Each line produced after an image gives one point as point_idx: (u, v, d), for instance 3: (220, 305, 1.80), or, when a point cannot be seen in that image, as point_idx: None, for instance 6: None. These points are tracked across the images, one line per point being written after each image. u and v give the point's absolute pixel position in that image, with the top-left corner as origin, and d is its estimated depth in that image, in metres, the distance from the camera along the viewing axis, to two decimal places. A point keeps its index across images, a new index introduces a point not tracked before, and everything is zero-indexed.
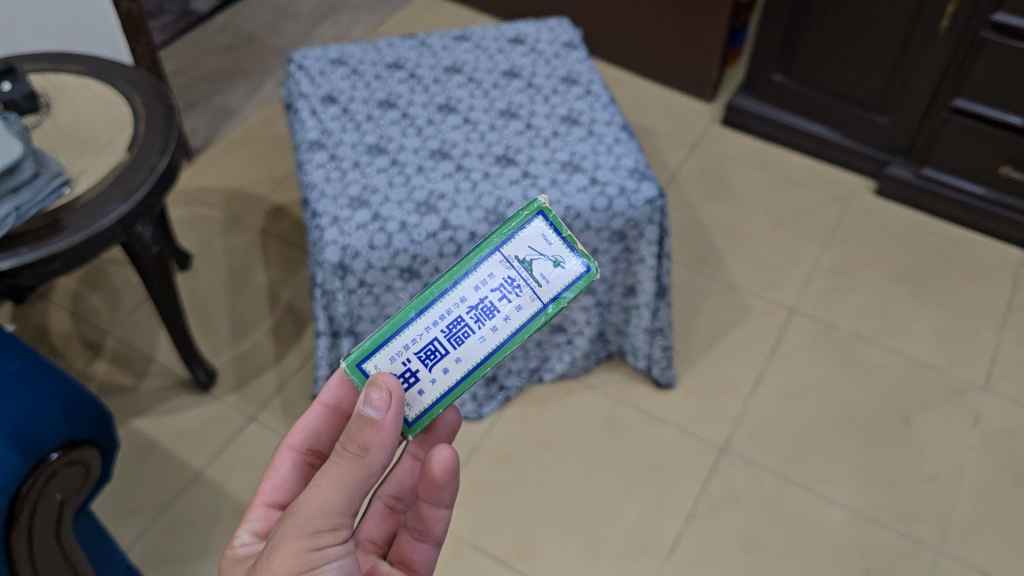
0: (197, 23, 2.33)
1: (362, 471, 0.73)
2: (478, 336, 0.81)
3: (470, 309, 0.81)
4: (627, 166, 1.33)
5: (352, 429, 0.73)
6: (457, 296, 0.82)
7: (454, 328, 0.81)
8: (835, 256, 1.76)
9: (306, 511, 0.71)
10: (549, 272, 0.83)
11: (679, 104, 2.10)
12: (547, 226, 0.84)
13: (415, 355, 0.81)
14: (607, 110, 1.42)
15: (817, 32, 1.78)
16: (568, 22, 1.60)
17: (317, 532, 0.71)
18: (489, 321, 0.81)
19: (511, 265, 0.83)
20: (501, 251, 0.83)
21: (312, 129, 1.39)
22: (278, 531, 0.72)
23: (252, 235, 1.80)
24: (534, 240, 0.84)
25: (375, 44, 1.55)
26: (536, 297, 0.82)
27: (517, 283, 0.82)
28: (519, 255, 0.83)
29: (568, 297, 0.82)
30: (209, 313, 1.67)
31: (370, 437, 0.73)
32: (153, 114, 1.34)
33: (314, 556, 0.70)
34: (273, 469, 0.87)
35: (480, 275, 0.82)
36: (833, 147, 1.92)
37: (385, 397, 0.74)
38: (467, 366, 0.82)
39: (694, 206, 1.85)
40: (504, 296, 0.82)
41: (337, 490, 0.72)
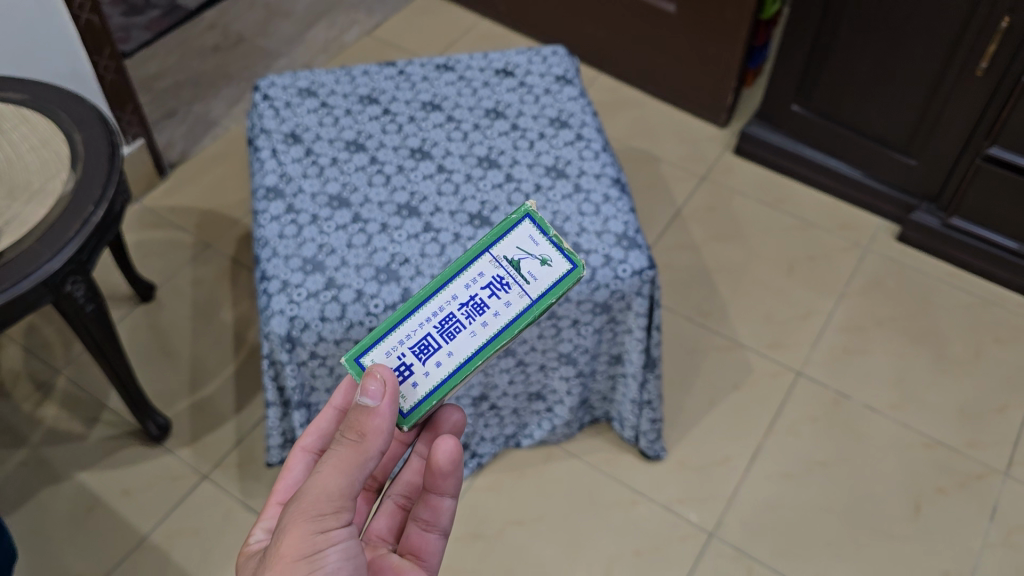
0: (184, 20, 2.20)
1: (362, 457, 0.76)
2: (468, 331, 0.87)
3: (461, 306, 0.87)
4: (614, 234, 1.19)
5: (351, 418, 0.78)
6: (448, 295, 0.88)
7: (446, 323, 0.87)
8: (848, 312, 1.62)
9: (309, 495, 0.74)
10: (536, 270, 0.89)
11: (690, 127, 1.95)
12: (533, 228, 0.91)
13: (410, 350, 0.86)
14: (598, 160, 1.28)
15: (841, 62, 1.62)
16: (563, 51, 1.46)
17: (320, 516, 0.74)
18: (480, 316, 0.87)
19: (499, 264, 0.89)
20: (491, 252, 0.90)
21: (271, 173, 1.26)
22: (285, 519, 0.75)
23: (222, 264, 1.69)
24: (521, 241, 0.90)
25: (349, 72, 1.41)
26: (524, 293, 0.88)
27: (505, 281, 0.88)
28: (508, 255, 0.90)
29: (555, 293, 0.88)
30: (169, 353, 1.56)
31: (368, 424, 0.77)
32: (92, 153, 1.21)
33: (318, 540, 0.73)
34: (286, 469, 0.89)
35: (470, 275, 0.88)
36: (854, 186, 1.77)
37: (380, 386, 0.78)
38: (458, 360, 0.86)
39: (698, 247, 1.72)
40: (493, 293, 0.88)
41: (337, 474, 0.75)
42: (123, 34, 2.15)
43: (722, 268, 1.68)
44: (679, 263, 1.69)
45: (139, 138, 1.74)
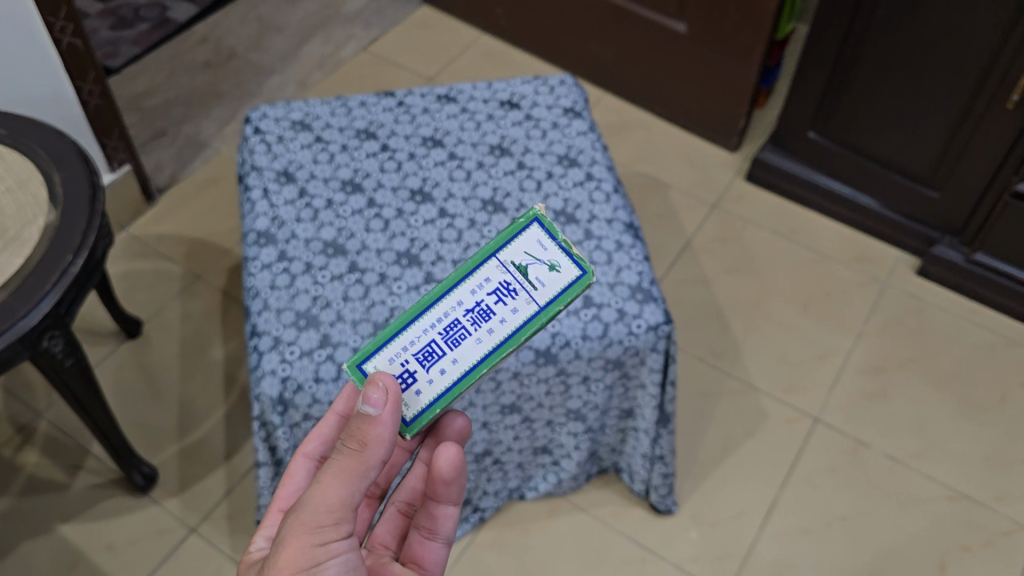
0: (174, 34, 2.12)
1: (363, 468, 0.73)
2: (474, 338, 0.81)
3: (467, 312, 0.82)
4: (627, 286, 1.12)
5: (353, 426, 0.74)
6: (454, 300, 0.82)
7: (451, 329, 0.81)
8: (867, 353, 1.55)
9: (310, 507, 0.72)
10: (544, 276, 0.82)
11: (700, 151, 1.88)
12: (542, 231, 0.83)
13: (413, 357, 0.81)
14: (610, 203, 1.20)
15: (861, 90, 1.55)
16: (571, 80, 1.38)
17: (320, 529, 0.71)
18: (486, 323, 0.81)
19: (507, 269, 0.82)
20: (498, 256, 0.83)
21: (262, 216, 1.18)
22: (284, 528, 0.73)
23: (212, 297, 1.61)
24: (530, 245, 0.83)
25: (346, 103, 1.33)
26: (532, 300, 0.81)
27: (512, 288, 0.82)
28: (516, 259, 0.83)
29: (564, 301, 0.81)
30: (156, 394, 1.49)
31: (369, 434, 0.74)
32: (72, 195, 1.13)
33: (318, 553, 0.71)
34: (289, 476, 0.88)
35: (476, 280, 0.82)
36: (872, 217, 1.70)
37: (382, 394, 0.74)
38: (462, 368, 0.80)
39: (710, 282, 1.65)
40: (500, 299, 0.82)
41: (338, 485, 0.72)
42: (110, 49, 2.07)
43: (736, 304, 1.62)
44: (690, 299, 1.62)
45: (125, 164, 1.66)
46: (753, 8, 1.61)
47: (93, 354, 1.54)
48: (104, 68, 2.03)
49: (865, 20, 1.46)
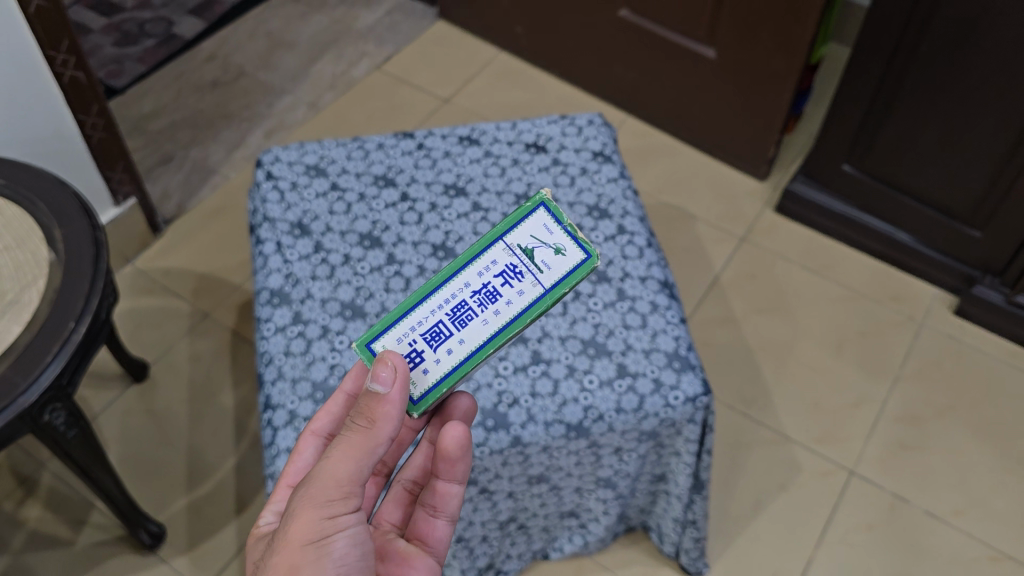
0: (181, 51, 2.05)
1: (372, 445, 0.71)
2: (481, 319, 0.80)
3: (474, 293, 0.81)
4: (664, 352, 1.05)
5: (361, 403, 0.73)
6: (461, 282, 0.82)
7: (459, 311, 0.81)
8: (903, 400, 1.49)
9: (318, 481, 0.70)
10: (550, 259, 0.82)
11: (726, 179, 1.81)
12: (549, 216, 0.84)
13: (421, 337, 0.80)
14: (643, 260, 1.14)
15: (901, 125, 1.48)
16: (600, 119, 1.31)
17: (329, 503, 0.70)
18: (492, 305, 0.81)
19: (513, 252, 0.83)
20: (504, 239, 0.83)
21: (275, 274, 1.12)
22: (293, 502, 0.72)
23: (223, 337, 1.56)
24: (536, 229, 0.83)
25: (362, 145, 1.26)
26: (537, 282, 0.81)
27: (518, 270, 0.82)
28: (523, 242, 0.83)
29: (569, 283, 0.81)
30: (164, 442, 1.43)
31: (378, 411, 0.72)
32: (75, 252, 1.07)
33: (327, 526, 0.69)
34: (297, 452, 0.85)
35: (483, 262, 0.82)
36: (907, 252, 1.63)
37: (391, 372, 0.72)
38: (469, 348, 0.79)
39: (739, 321, 1.59)
40: (506, 282, 0.81)
41: (347, 460, 0.71)
42: (115, 67, 2.01)
43: (767, 345, 1.56)
44: (718, 340, 1.56)
45: (131, 197, 1.61)
46: (788, 36, 1.54)
47: (99, 397, 1.48)
48: (109, 88, 1.96)
49: (908, 53, 1.39)
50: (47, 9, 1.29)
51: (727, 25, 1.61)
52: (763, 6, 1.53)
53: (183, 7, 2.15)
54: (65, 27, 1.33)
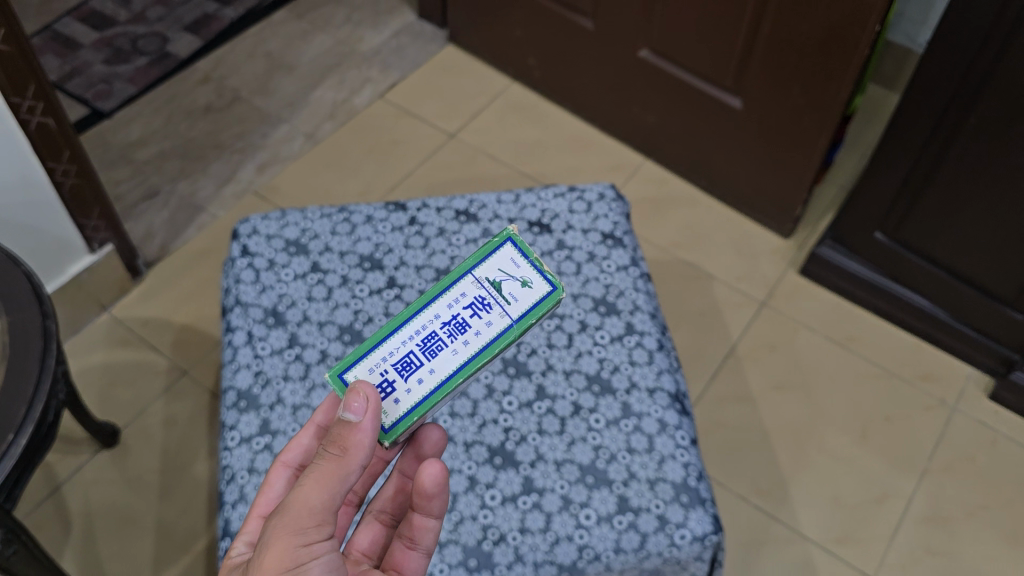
0: (174, 71, 1.94)
1: (345, 473, 0.67)
2: (450, 348, 0.78)
3: (444, 324, 0.79)
4: (671, 484, 0.94)
5: (332, 432, 0.68)
6: (431, 314, 0.80)
7: (429, 341, 0.78)
8: (930, 496, 1.38)
9: (292, 510, 0.65)
10: (517, 291, 0.80)
11: (747, 234, 1.69)
12: (516, 251, 0.82)
13: (393, 366, 0.77)
14: (653, 367, 1.02)
15: (943, 199, 1.35)
16: (612, 192, 1.19)
17: (303, 532, 0.65)
18: (461, 335, 0.78)
19: (481, 285, 0.81)
20: (473, 272, 0.81)
21: (244, 371, 1.02)
22: (264, 533, 0.66)
23: (201, 400, 1.47)
24: (504, 262, 0.82)
25: (348, 216, 1.14)
26: (505, 313, 0.79)
27: (486, 301, 0.80)
28: (492, 275, 0.81)
29: (536, 315, 0.79)
30: (131, 518, 1.35)
31: (350, 438, 0.68)
32: (20, 348, 0.96)
33: (302, 553, 0.64)
34: (266, 485, 0.78)
35: (452, 294, 0.80)
36: (940, 327, 1.51)
37: (363, 401, 0.69)
38: (440, 378, 0.77)
39: (756, 400, 1.48)
40: (475, 313, 0.79)
41: (320, 488, 0.66)
42: (104, 88, 1.90)
43: (785, 428, 1.45)
44: (732, 421, 1.46)
45: (108, 243, 1.50)
46: (820, 93, 1.41)
47: (66, 463, 1.40)
48: (96, 111, 1.85)
49: (954, 123, 1.26)
50: (10, 55, 1.18)
51: (755, 76, 1.48)
52: (795, 60, 1.40)
53: (179, 22, 2.04)
54: (32, 71, 1.22)
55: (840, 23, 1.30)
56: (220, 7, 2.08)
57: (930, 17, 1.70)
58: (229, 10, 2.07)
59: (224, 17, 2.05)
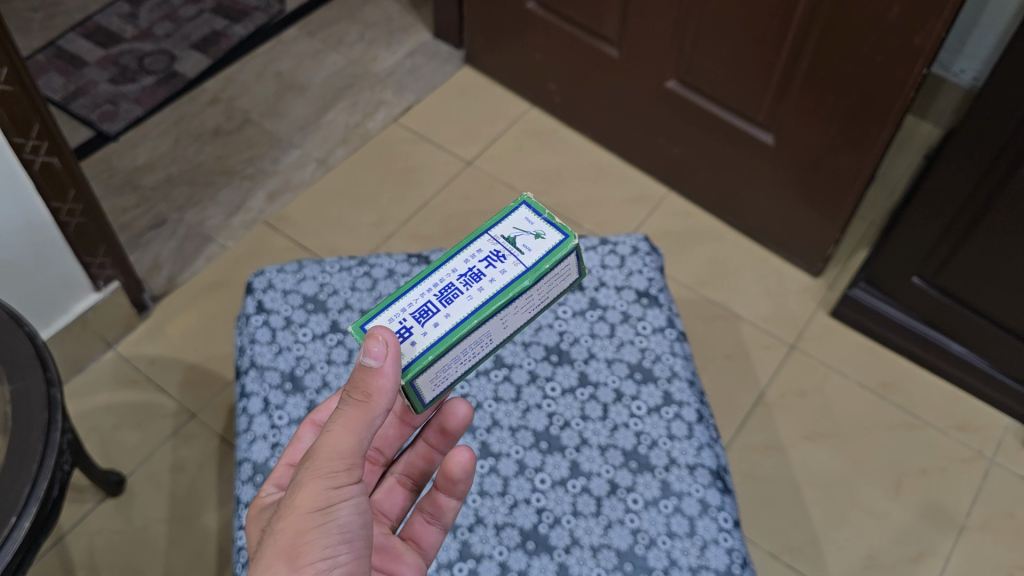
0: (183, 91, 1.88)
1: (371, 419, 0.65)
2: (465, 296, 0.73)
3: (460, 276, 0.74)
4: (714, 572, 0.88)
5: (355, 377, 0.65)
6: (448, 269, 0.76)
7: (445, 291, 0.74)
8: (972, 556, 1.32)
9: (320, 454, 0.64)
10: (531, 243, 0.76)
11: (775, 271, 1.63)
12: (529, 209, 0.79)
13: (410, 314, 0.73)
14: (693, 441, 0.96)
15: (988, 247, 1.29)
16: (647, 245, 1.14)
17: (331, 475, 0.64)
18: (477, 282, 0.74)
19: (496, 241, 0.77)
20: (489, 232, 0.78)
21: (261, 443, 0.96)
22: (295, 473, 0.65)
23: (210, 445, 1.42)
24: (518, 222, 0.78)
25: (368, 269, 1.09)
26: (519, 263, 0.75)
27: (501, 254, 0.75)
28: (507, 231, 0.77)
29: (550, 262, 0.74)
30: (137, 572, 1.29)
31: (373, 384, 0.65)
32: (23, 420, 0.91)
33: (331, 495, 0.63)
34: (294, 439, 0.80)
35: (468, 250, 0.76)
36: (978, 375, 1.45)
37: (383, 346, 0.65)
38: (456, 323, 0.72)
39: (786, 450, 1.43)
40: (490, 264, 0.75)
41: (346, 434, 0.64)
42: (110, 109, 1.83)
43: (818, 481, 1.39)
44: (762, 473, 1.40)
45: (113, 280, 1.44)
46: (859, 135, 1.34)
47: (70, 512, 1.34)
48: (101, 133, 1.79)
49: (1004, 169, 1.20)
50: (12, 94, 1.12)
51: (788, 114, 1.42)
52: (833, 100, 1.33)
53: (188, 39, 1.98)
54: (35, 110, 1.16)
55: (884, 64, 1.23)
56: (229, 24, 2.02)
57: (966, 47, 1.64)
58: (239, 28, 2.01)
59: (233, 35, 2.00)
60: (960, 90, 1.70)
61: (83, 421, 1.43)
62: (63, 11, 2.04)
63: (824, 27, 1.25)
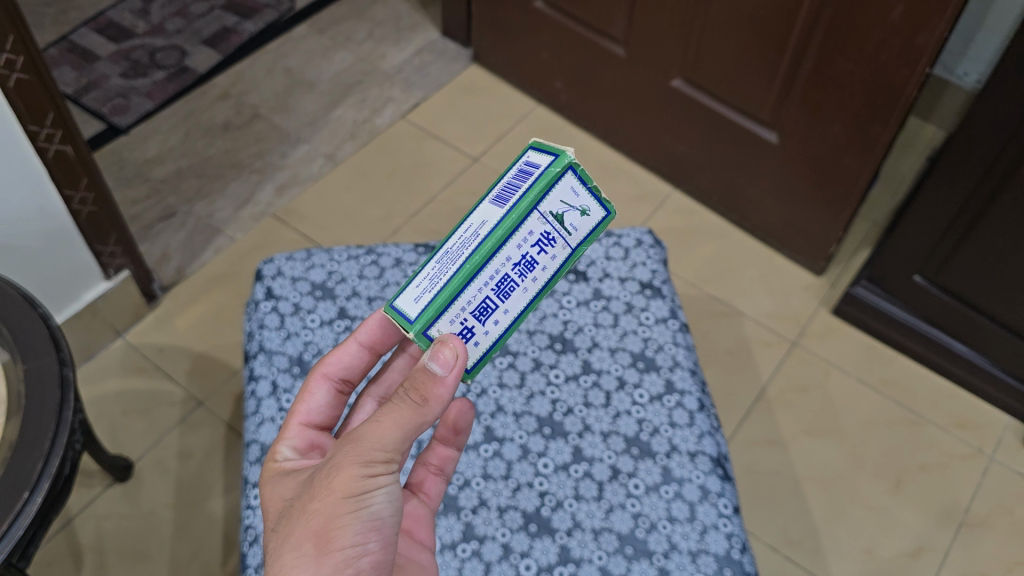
0: (193, 86, 1.90)
1: (421, 421, 0.66)
2: (521, 288, 0.73)
3: (516, 267, 0.71)
4: (713, 556, 0.89)
5: (414, 378, 0.67)
6: (502, 256, 0.71)
7: (503, 285, 0.72)
8: (970, 552, 1.33)
9: (363, 441, 0.64)
10: (578, 223, 0.72)
11: (778, 269, 1.65)
12: (577, 179, 0.71)
13: (471, 314, 0.72)
14: (693, 429, 0.98)
15: (989, 244, 1.30)
16: (651, 236, 1.15)
17: (370, 463, 0.63)
18: (531, 272, 0.73)
19: (546, 220, 0.71)
20: (537, 209, 0.70)
21: (268, 425, 0.97)
22: (334, 455, 0.65)
23: (216, 433, 1.43)
24: (564, 192, 0.71)
25: (376, 258, 1.11)
26: (566, 246, 0.73)
27: (551, 237, 0.72)
28: (554, 205, 0.71)
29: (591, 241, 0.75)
30: (143, 556, 1.31)
31: (431, 390, 0.66)
32: (36, 398, 0.92)
33: (366, 484, 0.63)
34: (306, 394, 0.80)
35: (519, 234, 0.70)
36: (978, 373, 1.47)
37: (452, 355, 0.67)
38: (514, 315, 0.74)
39: (786, 445, 1.44)
40: (541, 250, 0.72)
41: (394, 429, 0.65)
42: (121, 102, 1.86)
43: (817, 475, 1.41)
44: (763, 467, 1.42)
45: (123, 269, 1.46)
46: (862, 133, 1.36)
47: (78, 497, 1.35)
48: (112, 126, 1.81)
49: (1004, 169, 1.21)
50: (29, 83, 1.13)
51: (792, 113, 1.43)
52: (837, 99, 1.35)
53: (198, 36, 2.00)
54: (50, 99, 1.18)
55: (888, 63, 1.25)
56: (240, 21, 2.04)
57: (970, 49, 1.65)
58: (249, 24, 2.03)
59: (243, 32, 2.02)
60: (962, 93, 1.72)
61: (92, 407, 1.45)
62: (76, 6, 2.06)
63: (829, 26, 1.27)
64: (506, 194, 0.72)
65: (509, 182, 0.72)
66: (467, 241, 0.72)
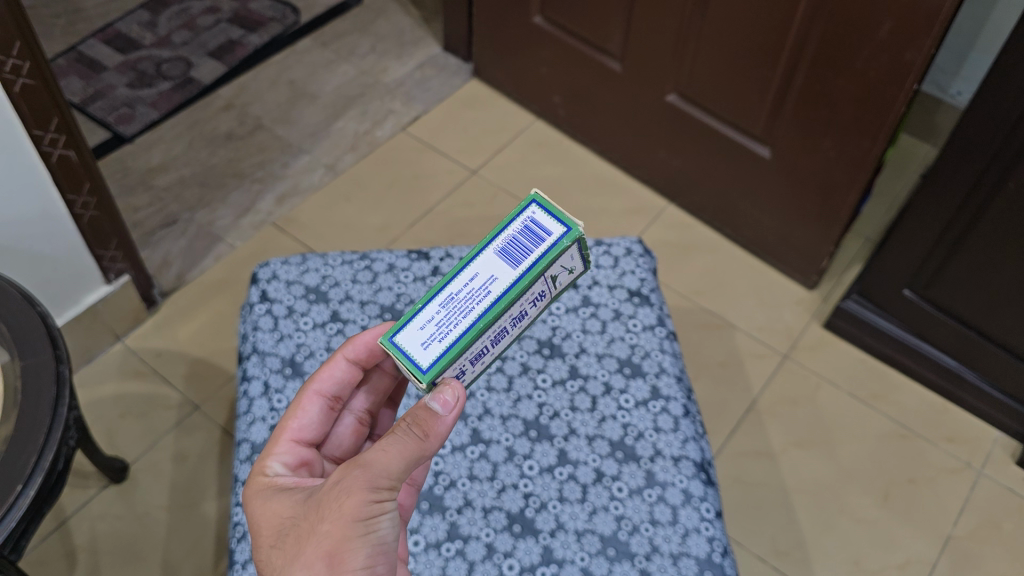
0: (197, 97, 1.93)
1: (423, 454, 0.68)
2: (509, 336, 0.73)
3: (514, 320, 0.71)
4: (694, 559, 0.90)
5: (415, 413, 0.68)
6: (506, 315, 0.69)
7: (500, 336, 0.71)
8: (958, 564, 1.34)
9: (370, 469, 0.65)
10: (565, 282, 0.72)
11: (772, 284, 1.66)
12: (581, 251, 0.70)
13: (468, 361, 0.71)
14: (678, 434, 0.99)
15: (978, 259, 1.32)
16: (640, 246, 1.17)
17: (376, 489, 0.65)
18: (520, 322, 0.72)
19: (546, 283, 0.70)
20: (543, 275, 0.69)
21: (259, 424, 0.99)
22: (337, 477, 0.66)
23: (211, 436, 1.45)
24: (565, 259, 0.70)
25: (369, 264, 1.13)
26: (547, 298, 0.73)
27: (543, 294, 0.72)
28: (556, 269, 0.70)
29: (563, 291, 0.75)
30: (137, 557, 1.32)
31: (432, 427, 0.68)
32: (32, 393, 0.94)
33: (374, 510, 0.65)
34: (297, 410, 0.81)
35: (525, 296, 0.69)
36: (969, 388, 1.48)
37: (454, 397, 0.68)
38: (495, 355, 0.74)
39: (776, 456, 1.45)
40: (533, 305, 0.72)
41: (399, 459, 0.66)
42: (126, 112, 1.89)
43: (806, 487, 1.42)
44: (752, 478, 1.43)
45: (124, 273, 1.48)
46: (853, 151, 1.38)
47: (74, 498, 1.37)
48: (118, 135, 1.84)
49: (991, 184, 1.23)
50: (34, 89, 1.16)
51: (784, 129, 1.45)
52: (827, 115, 1.37)
53: (204, 47, 2.04)
54: (55, 105, 1.20)
55: (876, 79, 1.27)
56: (245, 34, 2.08)
57: (962, 69, 1.68)
58: (254, 37, 2.07)
59: (249, 44, 2.05)
60: (956, 111, 1.74)
61: (89, 409, 1.46)
62: (84, 18, 2.10)
63: (819, 43, 1.29)
64: (514, 250, 0.69)
65: (517, 240, 0.69)
66: (473, 292, 0.69)
